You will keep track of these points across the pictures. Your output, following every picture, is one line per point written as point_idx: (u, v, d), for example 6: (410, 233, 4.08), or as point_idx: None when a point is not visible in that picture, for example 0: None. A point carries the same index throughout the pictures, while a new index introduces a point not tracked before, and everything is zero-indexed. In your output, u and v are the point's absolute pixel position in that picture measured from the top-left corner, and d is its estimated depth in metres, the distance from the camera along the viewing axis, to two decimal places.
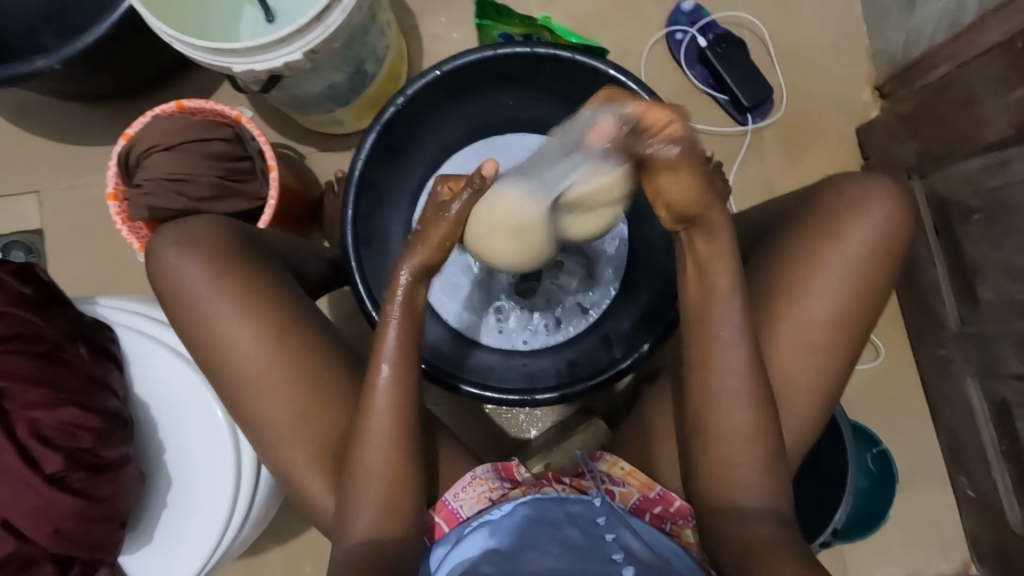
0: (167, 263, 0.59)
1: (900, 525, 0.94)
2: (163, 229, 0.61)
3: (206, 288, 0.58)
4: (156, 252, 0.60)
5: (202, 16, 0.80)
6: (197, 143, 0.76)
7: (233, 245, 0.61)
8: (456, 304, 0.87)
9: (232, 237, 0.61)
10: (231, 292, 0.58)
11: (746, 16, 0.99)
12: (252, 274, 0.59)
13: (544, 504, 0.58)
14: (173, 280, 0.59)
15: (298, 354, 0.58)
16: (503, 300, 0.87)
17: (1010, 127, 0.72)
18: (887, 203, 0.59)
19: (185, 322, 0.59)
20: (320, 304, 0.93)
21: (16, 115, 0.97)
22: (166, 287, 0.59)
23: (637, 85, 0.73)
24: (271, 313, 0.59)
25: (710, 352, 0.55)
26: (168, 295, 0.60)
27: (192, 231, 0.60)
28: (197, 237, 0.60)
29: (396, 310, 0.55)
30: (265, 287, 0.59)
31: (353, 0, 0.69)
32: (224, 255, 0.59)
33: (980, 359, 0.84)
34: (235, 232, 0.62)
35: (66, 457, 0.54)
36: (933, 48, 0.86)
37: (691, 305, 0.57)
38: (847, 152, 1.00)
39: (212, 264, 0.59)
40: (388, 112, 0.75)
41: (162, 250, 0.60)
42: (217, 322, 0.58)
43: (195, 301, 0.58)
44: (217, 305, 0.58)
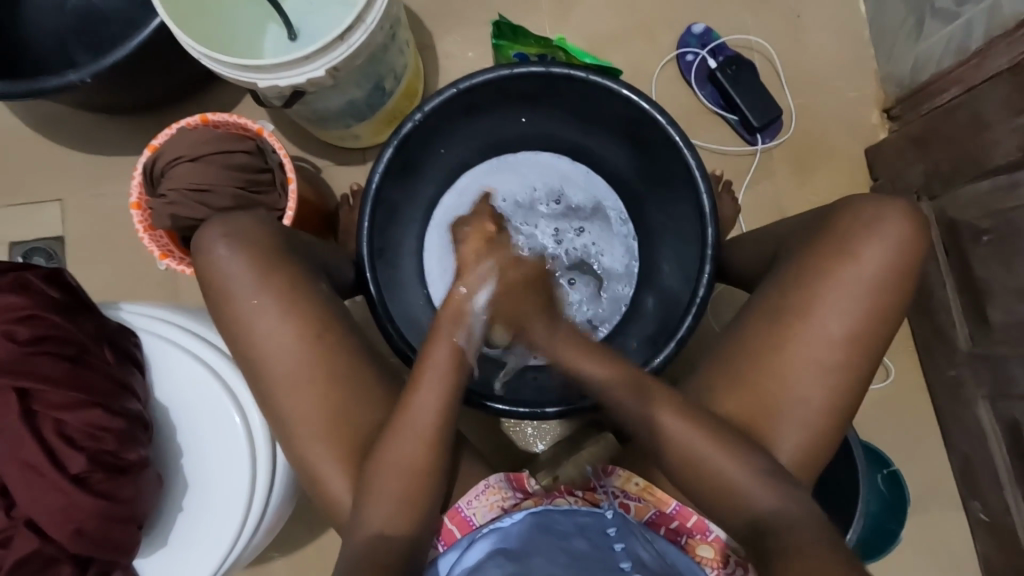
0: (212, 257, 0.61)
1: (912, 548, 0.92)
2: (211, 221, 0.63)
3: (250, 285, 0.59)
4: (202, 246, 0.62)
5: (229, 34, 0.83)
6: (220, 155, 0.78)
7: (274, 244, 0.62)
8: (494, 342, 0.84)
9: (273, 238, 0.63)
10: (268, 294, 0.59)
11: (755, 38, 1.02)
12: (288, 277, 0.61)
13: (553, 515, 0.58)
14: (211, 275, 0.61)
15: (317, 362, 0.59)
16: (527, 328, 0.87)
17: (1020, 150, 0.73)
18: (899, 224, 0.59)
19: (223, 318, 0.60)
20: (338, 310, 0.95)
21: (42, 125, 1.00)
22: (208, 281, 0.61)
23: (649, 106, 0.75)
24: (304, 316, 0.60)
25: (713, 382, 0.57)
26: (209, 290, 0.61)
27: (239, 226, 0.62)
28: (245, 233, 0.61)
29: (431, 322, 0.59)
30: (295, 291, 0.60)
31: (375, 20, 0.71)
32: (264, 256, 0.61)
33: (992, 381, 0.84)
34: (277, 232, 0.64)
35: (90, 458, 0.56)
36: (940, 72, 0.88)
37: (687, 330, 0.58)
38: (855, 172, 1.01)
39: (248, 264, 0.60)
40: (404, 128, 0.77)
41: (209, 243, 0.61)
42: (249, 323, 0.59)
43: (230, 300, 0.60)
44: (248, 307, 0.59)
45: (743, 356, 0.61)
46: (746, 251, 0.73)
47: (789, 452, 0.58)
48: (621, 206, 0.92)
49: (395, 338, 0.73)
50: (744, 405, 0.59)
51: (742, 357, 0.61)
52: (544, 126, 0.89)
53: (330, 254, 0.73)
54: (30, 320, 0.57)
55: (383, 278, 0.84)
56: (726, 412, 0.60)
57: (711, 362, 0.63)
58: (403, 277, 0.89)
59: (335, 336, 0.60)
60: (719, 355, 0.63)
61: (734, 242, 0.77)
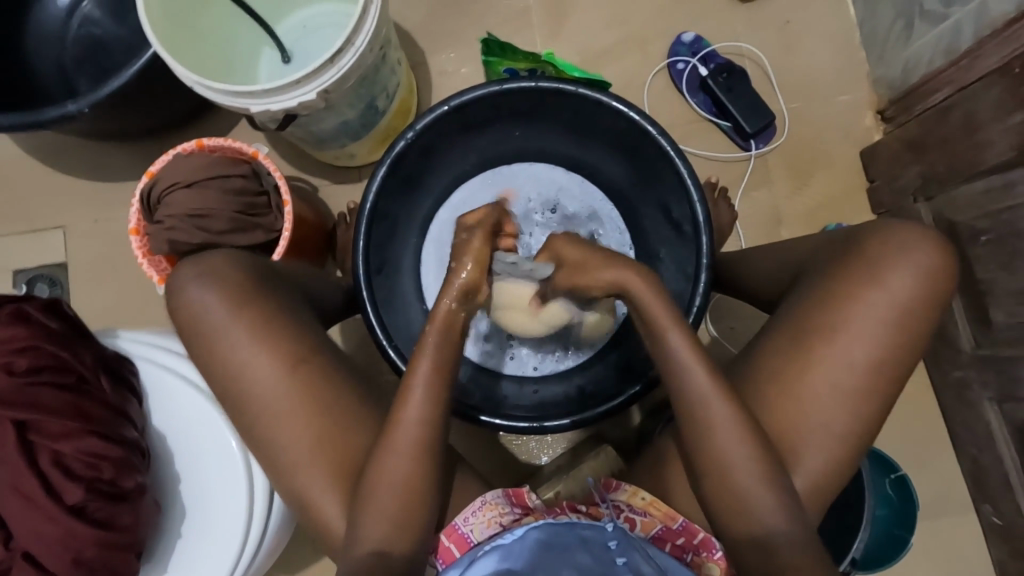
0: (188, 296, 0.61)
1: (924, 556, 0.91)
2: (184, 264, 0.64)
3: (227, 320, 0.60)
4: (177, 285, 0.63)
5: (223, 62, 0.85)
6: (217, 180, 0.79)
7: (251, 280, 0.63)
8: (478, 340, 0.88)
9: (244, 274, 0.63)
10: (247, 325, 0.60)
11: (746, 46, 1.02)
12: (262, 305, 0.61)
13: (556, 529, 0.56)
14: (189, 311, 0.61)
15: (308, 385, 0.59)
16: None
17: (1012, 149, 0.74)
18: (930, 253, 0.59)
19: (201, 351, 0.61)
20: (332, 334, 0.95)
21: (43, 155, 1.02)
22: (187, 318, 0.61)
23: (640, 117, 0.75)
24: (283, 345, 0.60)
25: None
26: (187, 325, 0.61)
27: (211, 265, 0.63)
28: (216, 272, 0.62)
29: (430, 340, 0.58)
30: (280, 319, 0.61)
31: (364, 43, 0.72)
32: (239, 287, 0.61)
33: (999, 382, 0.83)
34: (253, 266, 0.65)
35: (87, 487, 0.56)
36: (931, 73, 0.88)
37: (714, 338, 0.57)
38: (851, 175, 1.01)
39: (227, 299, 0.61)
40: (398, 147, 0.77)
41: (184, 284, 0.62)
42: (233, 353, 0.60)
43: (211, 332, 0.60)
44: (227, 340, 0.60)
45: (759, 374, 0.60)
46: (763, 268, 0.73)
47: (792, 463, 0.58)
48: (617, 214, 0.92)
49: (392, 355, 0.73)
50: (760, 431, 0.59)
51: (763, 377, 0.60)
52: (549, 142, 0.89)
53: (315, 281, 0.73)
54: (29, 350, 0.58)
55: (381, 293, 0.84)
56: None
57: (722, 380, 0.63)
58: (403, 294, 0.89)
59: (315, 365, 0.60)
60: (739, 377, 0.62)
61: (745, 258, 0.77)
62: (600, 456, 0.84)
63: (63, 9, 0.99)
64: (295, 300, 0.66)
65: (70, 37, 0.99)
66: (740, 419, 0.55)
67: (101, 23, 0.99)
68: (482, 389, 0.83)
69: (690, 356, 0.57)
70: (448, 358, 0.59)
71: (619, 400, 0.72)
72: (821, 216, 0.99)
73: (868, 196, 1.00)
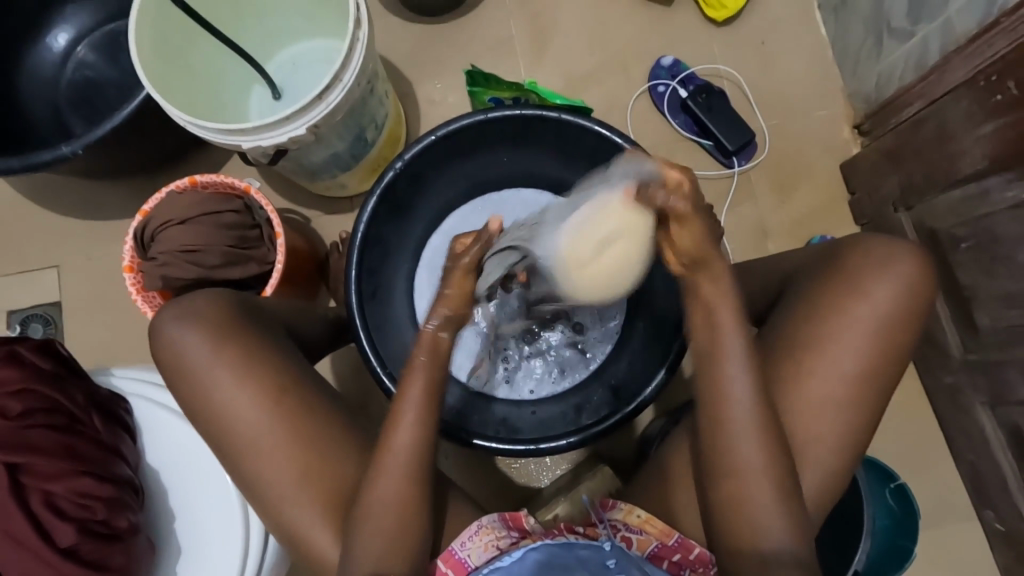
0: (167, 335, 0.62)
1: (929, 564, 0.90)
2: (167, 305, 0.64)
3: (207, 359, 0.60)
4: (156, 331, 0.63)
5: (215, 101, 0.87)
6: (209, 215, 0.80)
7: (233, 315, 0.63)
8: (468, 361, 0.87)
9: (227, 310, 0.63)
10: (229, 363, 0.60)
11: (723, 67, 1.05)
12: (245, 341, 0.61)
13: (554, 549, 0.56)
14: (171, 354, 0.61)
15: (297, 418, 0.60)
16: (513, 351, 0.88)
17: (985, 158, 0.76)
18: (911, 264, 0.60)
19: (188, 392, 0.61)
20: (321, 367, 0.95)
21: (37, 196, 1.03)
22: (168, 358, 0.62)
23: (621, 140, 0.78)
24: (266, 379, 0.60)
25: (733, 398, 0.56)
26: (170, 366, 0.62)
27: (192, 307, 0.63)
28: (198, 311, 0.62)
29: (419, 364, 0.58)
30: (265, 355, 0.61)
31: (352, 78, 0.75)
32: (220, 325, 0.62)
33: (989, 386, 0.83)
34: (235, 304, 0.65)
35: (78, 528, 0.55)
36: (903, 88, 0.91)
37: (702, 353, 0.57)
38: (832, 187, 1.03)
39: (209, 338, 0.61)
40: (387, 176, 0.79)
41: (163, 324, 0.62)
42: (215, 394, 0.60)
43: (194, 372, 0.61)
44: (210, 380, 0.60)
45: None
46: (751, 283, 0.74)
47: None
48: None
49: (387, 382, 0.73)
50: None
51: None
52: (537, 165, 0.91)
53: (297, 314, 0.73)
54: (21, 392, 0.58)
55: (374, 319, 0.85)
56: None
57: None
58: (397, 319, 0.90)
59: (298, 396, 0.61)
60: None
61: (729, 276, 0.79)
62: (600, 477, 0.84)
63: (57, 53, 1.02)
64: (279, 335, 0.66)
65: (65, 80, 1.01)
66: (731, 433, 0.56)
67: (96, 66, 1.02)
68: (476, 413, 0.83)
69: None
70: (439, 383, 0.59)
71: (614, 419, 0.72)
72: (805, 228, 1.01)
73: (850, 208, 1.02)
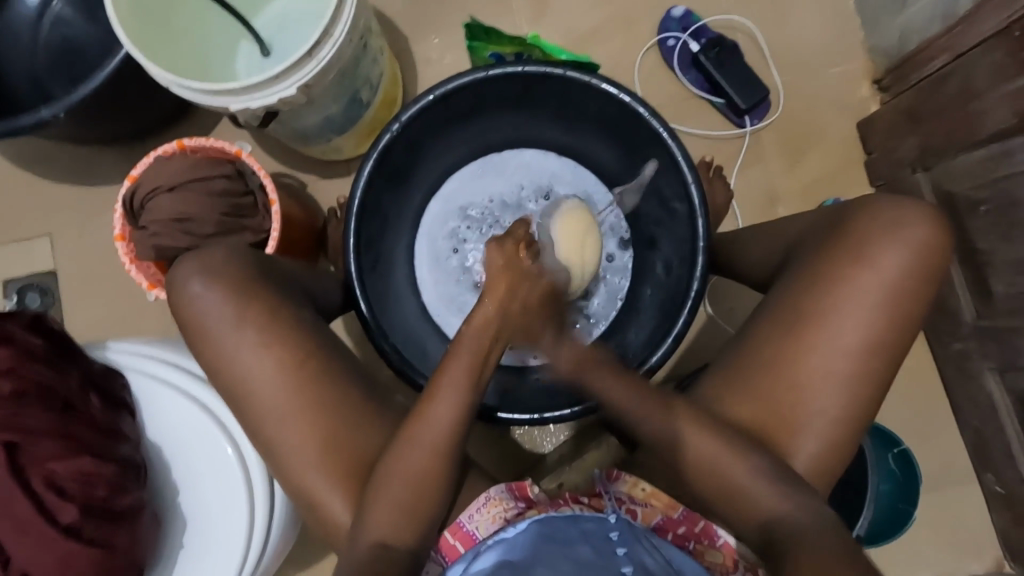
0: (189, 293, 0.60)
1: (928, 526, 0.91)
2: (185, 259, 0.63)
3: (223, 320, 0.59)
4: (178, 281, 0.61)
5: (199, 59, 0.82)
6: (199, 182, 0.77)
7: (250, 276, 0.61)
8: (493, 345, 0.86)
9: (246, 270, 0.61)
10: (234, 332, 0.59)
11: (737, 18, 0.99)
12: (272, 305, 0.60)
13: (558, 522, 0.56)
14: (191, 314, 0.60)
15: (310, 388, 0.58)
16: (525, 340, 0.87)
17: (1012, 116, 0.72)
18: (922, 228, 0.58)
19: (205, 353, 0.60)
20: (336, 330, 0.94)
21: (23, 163, 1.00)
22: (187, 317, 0.60)
23: (629, 98, 0.73)
24: (290, 345, 0.59)
25: None
26: (189, 323, 0.60)
27: (214, 263, 0.61)
28: (214, 268, 0.61)
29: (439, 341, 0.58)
30: (265, 326, 0.59)
31: (343, 34, 0.70)
32: (243, 287, 0.60)
33: (1000, 353, 0.82)
34: (250, 261, 0.63)
35: (82, 508, 0.56)
36: (929, 40, 0.85)
37: None
38: (848, 148, 0.99)
39: (229, 299, 0.59)
40: (383, 140, 0.75)
41: (185, 280, 0.61)
42: (236, 358, 0.59)
43: (212, 334, 0.59)
44: (228, 342, 0.59)
45: (760, 361, 0.59)
46: (757, 251, 0.71)
47: (796, 445, 0.57)
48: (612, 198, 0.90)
49: (389, 354, 0.72)
50: (757, 416, 0.58)
51: (764, 363, 0.59)
52: (537, 126, 0.87)
53: (312, 277, 0.71)
54: (10, 373, 0.57)
55: (374, 289, 0.82)
56: (737, 421, 0.59)
57: (725, 370, 0.61)
58: (397, 289, 0.88)
59: (322, 363, 0.60)
60: (736, 360, 0.61)
61: (738, 243, 0.76)
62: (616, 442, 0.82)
63: (33, 9, 0.96)
64: (297, 296, 0.64)
65: (42, 38, 0.96)
66: None
67: (73, 22, 0.96)
68: None
69: None
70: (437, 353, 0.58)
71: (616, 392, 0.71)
72: (819, 190, 0.98)
73: (866, 169, 0.98)
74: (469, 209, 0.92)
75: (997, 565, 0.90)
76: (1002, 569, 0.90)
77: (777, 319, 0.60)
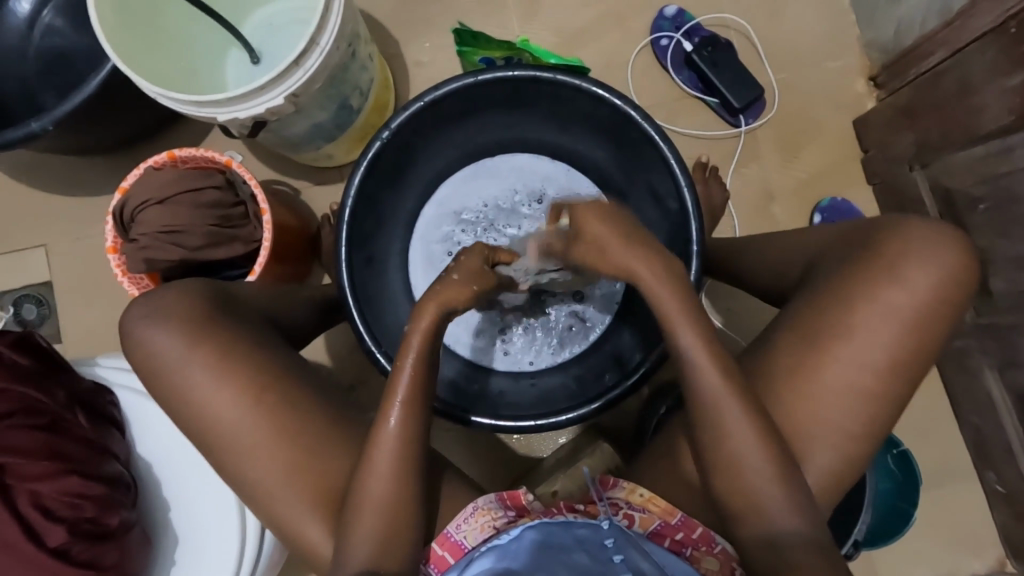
0: (140, 339, 0.60)
1: (930, 525, 0.91)
2: (133, 305, 0.62)
3: (180, 356, 0.59)
4: (126, 329, 0.61)
5: (188, 69, 0.82)
6: (189, 193, 0.77)
7: (205, 309, 0.61)
8: (470, 338, 0.86)
9: (202, 301, 0.61)
10: (206, 356, 0.59)
11: (730, 16, 0.98)
12: (223, 337, 0.59)
13: (552, 528, 0.55)
14: (144, 355, 0.60)
15: (273, 416, 0.58)
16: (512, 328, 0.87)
17: (1010, 114, 0.71)
18: (948, 253, 0.57)
19: (164, 397, 0.60)
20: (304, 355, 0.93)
21: (16, 174, 1.00)
22: (139, 357, 0.60)
23: (621, 102, 0.72)
24: (246, 376, 0.59)
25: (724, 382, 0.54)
26: (141, 367, 0.60)
27: (161, 304, 0.60)
28: (166, 308, 0.60)
29: (414, 341, 0.57)
30: (243, 348, 0.60)
31: (329, 43, 0.70)
32: (205, 315, 0.60)
33: (1001, 352, 0.81)
34: (210, 291, 0.63)
35: (69, 529, 0.56)
36: (925, 35, 0.84)
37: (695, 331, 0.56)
38: (844, 145, 0.98)
39: (184, 334, 0.59)
40: (374, 147, 0.75)
41: (131, 326, 0.60)
42: (192, 391, 0.59)
43: (166, 372, 0.59)
44: (206, 359, 0.59)
45: (766, 372, 0.58)
46: (770, 262, 0.71)
47: (797, 453, 0.56)
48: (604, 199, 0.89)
49: (382, 362, 0.71)
50: None
51: (776, 376, 0.58)
52: (533, 130, 0.86)
53: (279, 302, 0.71)
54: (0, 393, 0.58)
55: (372, 292, 0.81)
56: None
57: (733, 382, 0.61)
58: (394, 294, 0.87)
59: (279, 394, 0.59)
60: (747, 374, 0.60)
61: (747, 254, 0.75)
62: (642, 394, 0.93)
63: (23, 20, 0.96)
64: (261, 326, 0.64)
65: (33, 49, 0.96)
66: (736, 413, 0.54)
67: (63, 32, 0.96)
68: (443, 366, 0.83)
69: (676, 356, 0.57)
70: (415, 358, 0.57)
71: (611, 397, 0.70)
72: (815, 188, 0.97)
73: (863, 166, 0.97)
74: (464, 213, 0.91)
75: (999, 564, 0.90)
76: (1004, 568, 0.90)
77: (787, 332, 0.59)
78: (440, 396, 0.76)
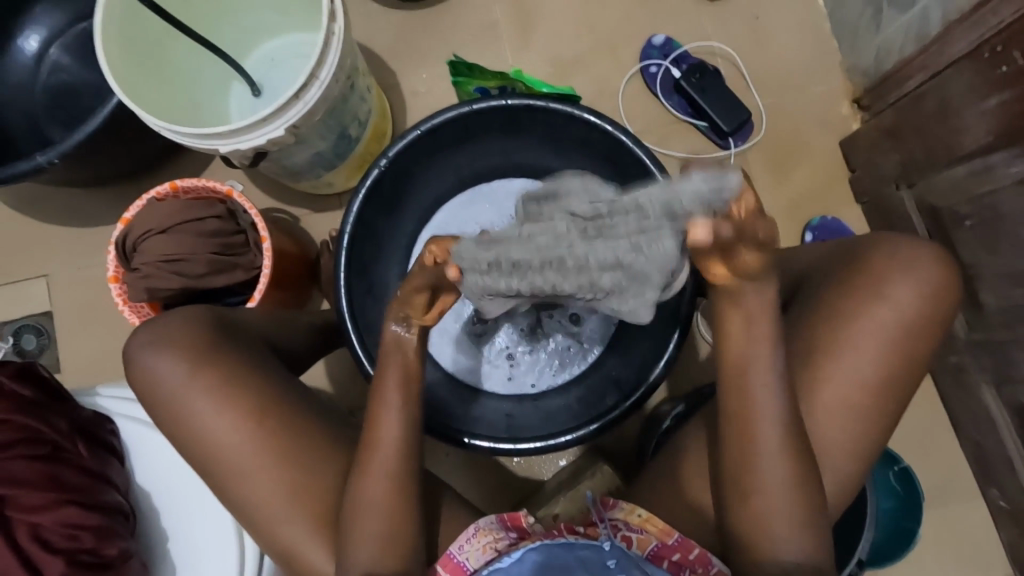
0: (144, 367, 0.60)
1: (935, 544, 0.90)
2: (138, 331, 0.62)
3: (182, 383, 0.59)
4: (131, 357, 0.61)
5: (191, 102, 0.84)
6: (191, 223, 0.78)
7: (208, 336, 0.61)
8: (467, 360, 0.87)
9: (203, 328, 0.62)
10: (208, 382, 0.59)
11: (716, 43, 1.02)
12: (225, 363, 0.60)
13: (554, 549, 0.55)
14: (147, 381, 0.60)
15: (273, 441, 0.58)
16: (513, 347, 0.87)
17: (989, 135, 0.74)
18: (939, 272, 0.58)
19: (168, 425, 0.60)
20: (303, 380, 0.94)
21: (19, 206, 1.01)
22: (143, 386, 0.60)
23: (612, 127, 0.75)
24: (246, 402, 0.59)
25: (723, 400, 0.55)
26: (144, 396, 0.61)
27: (165, 331, 0.61)
28: (170, 335, 0.61)
29: (403, 362, 0.58)
30: (244, 374, 0.60)
31: (329, 75, 0.72)
32: (209, 341, 0.61)
33: (995, 366, 0.82)
34: (211, 318, 0.63)
35: (66, 560, 0.56)
36: (905, 60, 0.87)
37: None
38: (832, 165, 1.00)
39: (185, 361, 0.59)
40: (371, 175, 0.77)
41: (137, 354, 0.61)
42: (193, 418, 0.59)
43: (169, 398, 0.60)
44: (207, 385, 0.59)
45: None
46: None
47: None
48: None
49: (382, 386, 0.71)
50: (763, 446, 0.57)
51: None
52: (526, 155, 0.89)
53: (281, 327, 0.72)
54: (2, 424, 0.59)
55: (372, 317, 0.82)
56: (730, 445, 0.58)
57: None
58: None
59: (278, 418, 0.59)
60: None
61: None
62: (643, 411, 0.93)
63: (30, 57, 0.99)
64: (261, 351, 0.65)
65: (40, 85, 0.99)
66: (732, 432, 0.55)
67: (70, 68, 0.99)
68: (440, 388, 0.83)
69: None
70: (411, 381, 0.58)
71: (610, 418, 0.70)
72: (805, 207, 0.99)
73: (852, 186, 0.99)
74: None
75: None
76: None
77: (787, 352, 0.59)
78: (438, 417, 0.76)
